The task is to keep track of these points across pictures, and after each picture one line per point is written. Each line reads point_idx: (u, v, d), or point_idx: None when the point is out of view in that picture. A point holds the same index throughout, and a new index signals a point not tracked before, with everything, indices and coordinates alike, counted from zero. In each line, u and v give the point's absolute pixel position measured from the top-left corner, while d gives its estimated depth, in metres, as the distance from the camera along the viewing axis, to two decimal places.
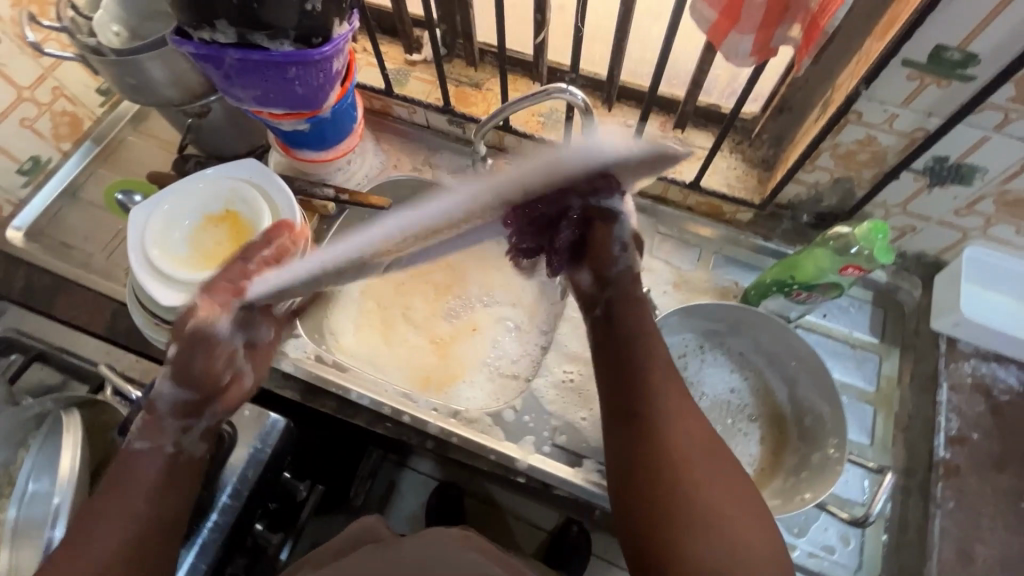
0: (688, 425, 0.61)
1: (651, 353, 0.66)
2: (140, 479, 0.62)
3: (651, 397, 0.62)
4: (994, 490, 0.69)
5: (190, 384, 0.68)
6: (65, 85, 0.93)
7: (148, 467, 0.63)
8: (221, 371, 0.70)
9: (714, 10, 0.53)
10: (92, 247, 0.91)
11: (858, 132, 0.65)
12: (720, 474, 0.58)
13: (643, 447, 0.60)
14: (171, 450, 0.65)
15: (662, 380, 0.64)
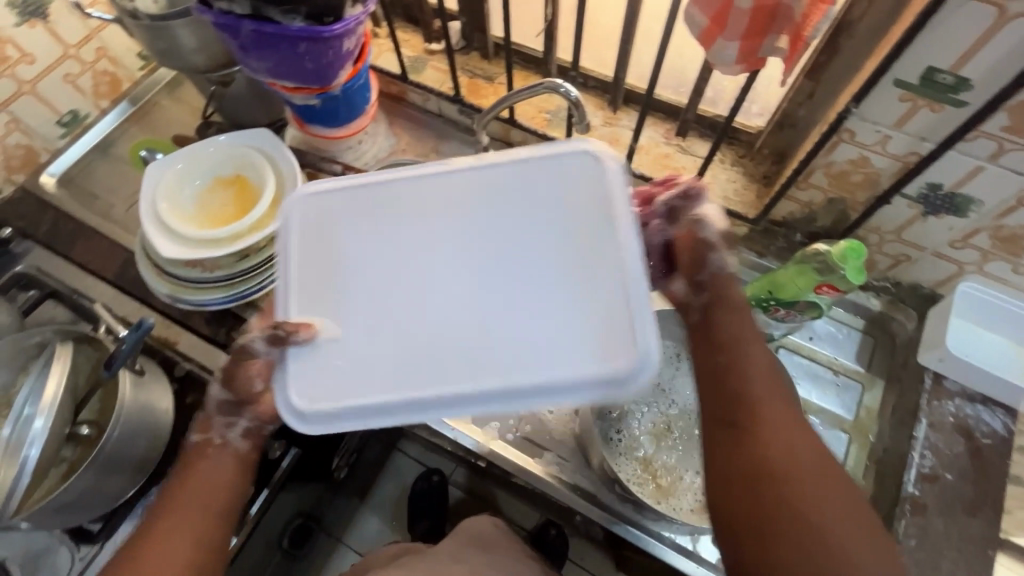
0: (792, 434, 0.45)
1: (746, 340, 0.49)
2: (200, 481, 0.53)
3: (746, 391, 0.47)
4: (960, 533, 0.67)
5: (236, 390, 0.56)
6: (109, 46, 0.99)
7: (201, 465, 0.54)
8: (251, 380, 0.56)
9: (705, 15, 0.53)
10: (114, 199, 0.97)
11: (852, 152, 0.64)
12: (837, 506, 0.42)
13: (738, 458, 0.45)
14: (219, 442, 0.56)
15: (756, 372, 0.48)
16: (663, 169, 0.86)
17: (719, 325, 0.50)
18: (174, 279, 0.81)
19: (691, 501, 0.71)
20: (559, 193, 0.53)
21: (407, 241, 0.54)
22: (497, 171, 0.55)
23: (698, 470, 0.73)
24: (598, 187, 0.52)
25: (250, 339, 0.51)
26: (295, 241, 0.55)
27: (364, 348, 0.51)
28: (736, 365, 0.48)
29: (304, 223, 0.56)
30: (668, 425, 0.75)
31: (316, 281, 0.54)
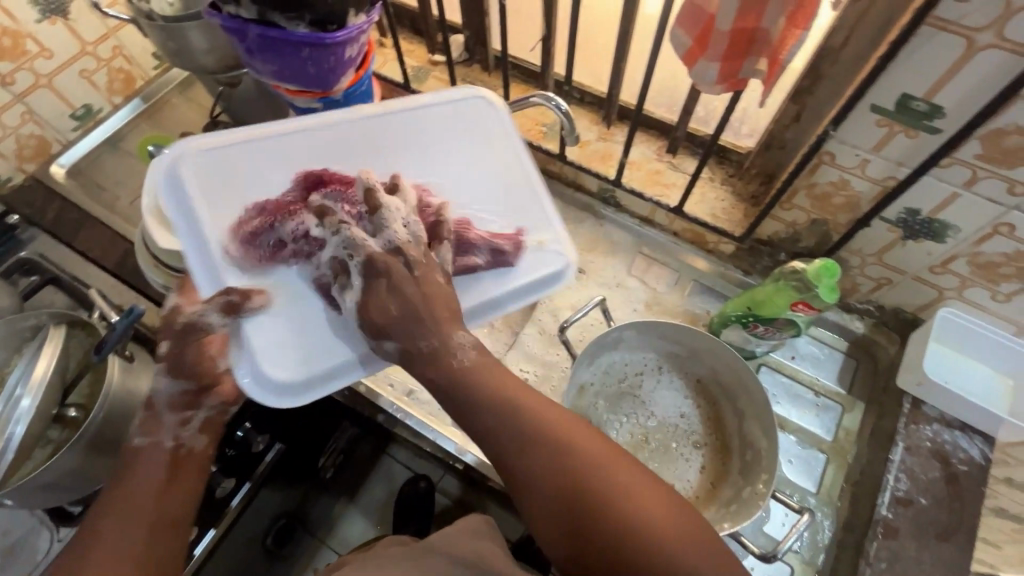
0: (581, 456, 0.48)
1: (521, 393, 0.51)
2: (145, 486, 0.53)
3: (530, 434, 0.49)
4: (933, 560, 0.66)
5: (187, 375, 0.55)
6: (125, 46, 1.03)
7: (149, 472, 0.54)
8: (213, 359, 0.56)
9: (688, 36, 0.56)
10: (120, 192, 1.00)
11: (832, 174, 0.66)
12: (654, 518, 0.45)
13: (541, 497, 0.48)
14: (172, 445, 0.56)
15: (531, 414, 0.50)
16: (652, 185, 0.88)
17: (467, 387, 0.51)
18: (170, 271, 0.84)
19: None
20: (462, 137, 0.66)
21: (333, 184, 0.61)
22: (405, 121, 0.64)
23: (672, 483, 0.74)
24: (489, 135, 0.67)
25: (204, 312, 0.54)
26: (206, 202, 0.57)
27: (315, 290, 0.57)
28: (512, 412, 0.50)
29: (205, 179, 0.58)
30: (645, 437, 0.77)
31: (243, 238, 0.56)
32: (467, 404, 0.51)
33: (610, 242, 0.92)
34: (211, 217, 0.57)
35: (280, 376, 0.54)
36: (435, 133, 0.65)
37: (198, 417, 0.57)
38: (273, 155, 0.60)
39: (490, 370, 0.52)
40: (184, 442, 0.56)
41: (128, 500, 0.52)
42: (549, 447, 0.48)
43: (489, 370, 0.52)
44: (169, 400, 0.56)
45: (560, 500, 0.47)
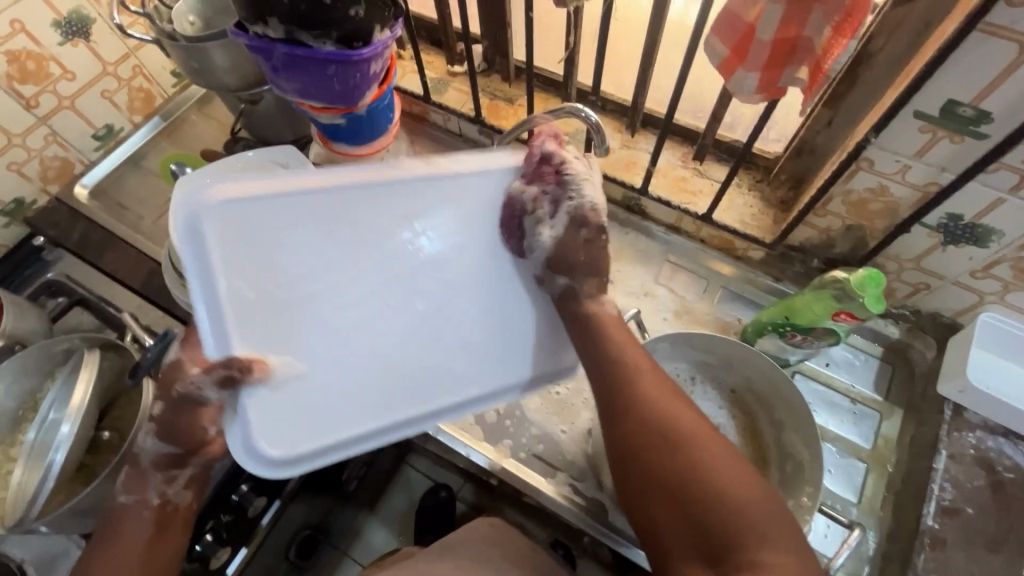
0: (674, 405, 0.53)
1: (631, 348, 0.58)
2: (130, 541, 0.55)
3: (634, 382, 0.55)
4: (983, 572, 0.64)
5: (178, 440, 0.56)
6: (145, 65, 1.03)
7: (136, 528, 0.56)
8: (203, 427, 0.56)
9: (726, 45, 0.55)
10: (143, 211, 1.00)
11: (871, 180, 0.65)
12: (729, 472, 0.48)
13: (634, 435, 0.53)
14: (157, 501, 0.57)
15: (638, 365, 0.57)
16: (679, 192, 0.87)
17: (593, 328, 0.59)
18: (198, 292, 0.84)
19: None
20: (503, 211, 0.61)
21: (355, 254, 0.56)
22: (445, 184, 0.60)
23: None
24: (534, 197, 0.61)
25: (199, 384, 0.50)
26: (221, 251, 0.51)
27: (325, 364, 0.54)
28: (620, 363, 0.57)
29: (224, 231, 0.51)
30: None
31: (253, 300, 0.51)
32: (586, 346, 0.59)
33: (637, 251, 0.91)
34: (225, 278, 0.50)
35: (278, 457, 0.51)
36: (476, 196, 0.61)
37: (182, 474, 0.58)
38: (303, 211, 0.54)
39: (612, 325, 0.60)
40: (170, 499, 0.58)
41: (107, 548, 0.55)
42: (643, 392, 0.54)
43: (613, 325, 0.60)
44: (152, 460, 0.57)
45: (650, 439, 0.52)
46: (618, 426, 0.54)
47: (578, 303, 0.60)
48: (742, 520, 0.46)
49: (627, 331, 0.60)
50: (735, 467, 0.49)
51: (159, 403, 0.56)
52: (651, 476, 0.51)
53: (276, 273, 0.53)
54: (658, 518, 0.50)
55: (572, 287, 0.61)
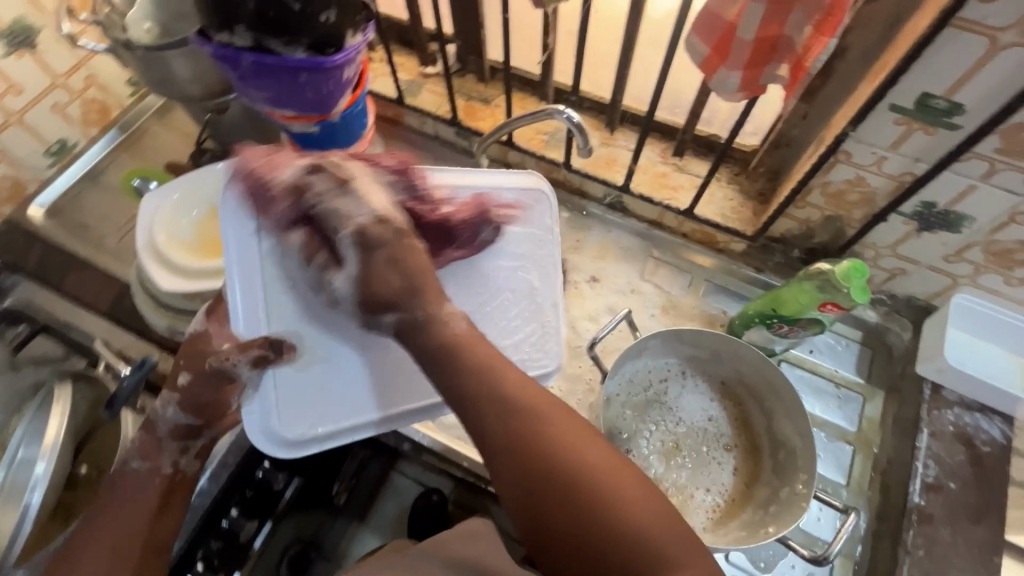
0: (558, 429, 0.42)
1: (495, 368, 0.45)
2: (140, 505, 0.59)
3: (505, 410, 0.43)
4: (966, 543, 0.67)
5: (198, 412, 0.60)
6: (97, 75, 0.98)
7: (147, 494, 0.59)
8: (228, 402, 0.61)
9: (706, 44, 0.55)
10: (106, 230, 0.95)
11: (849, 172, 0.66)
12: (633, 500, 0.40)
13: (517, 479, 0.41)
14: (169, 471, 0.61)
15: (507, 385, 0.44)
16: (660, 189, 0.88)
17: (450, 351, 0.46)
18: (167, 311, 0.81)
19: (702, 519, 0.71)
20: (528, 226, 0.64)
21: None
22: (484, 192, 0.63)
23: (708, 487, 0.74)
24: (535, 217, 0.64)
25: (233, 362, 0.55)
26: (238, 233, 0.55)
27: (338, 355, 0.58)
28: (487, 390, 0.44)
29: (243, 222, 0.55)
30: (676, 443, 0.76)
31: (272, 286, 0.56)
32: (445, 373, 0.46)
33: (621, 248, 0.91)
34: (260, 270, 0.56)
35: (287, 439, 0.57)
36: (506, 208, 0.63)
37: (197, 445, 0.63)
38: None
39: (468, 344, 0.46)
40: (179, 470, 0.62)
41: (119, 502, 0.59)
42: (524, 420, 0.42)
43: (471, 344, 0.46)
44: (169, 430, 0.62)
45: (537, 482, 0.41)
46: (501, 470, 0.42)
47: (425, 331, 0.47)
48: (655, 555, 0.39)
49: (486, 341, 0.47)
50: (640, 492, 0.41)
51: (184, 374, 0.60)
52: (547, 524, 0.41)
53: (272, 272, 0.56)
54: (565, 571, 0.41)
55: (405, 320, 0.48)
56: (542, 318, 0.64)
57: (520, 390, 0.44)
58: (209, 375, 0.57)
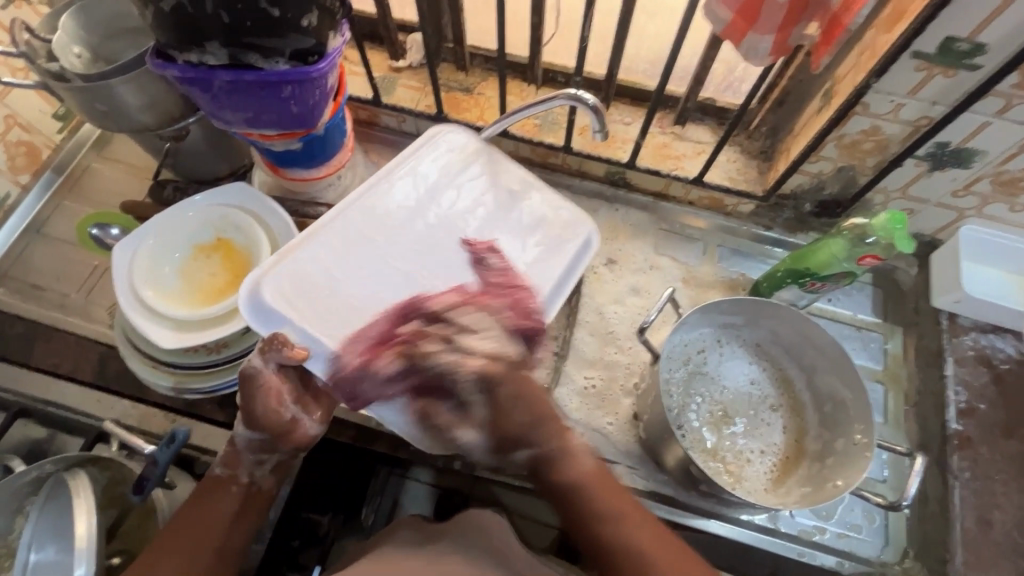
0: (667, 560, 0.54)
1: (613, 518, 0.56)
2: (217, 514, 0.58)
3: (620, 549, 0.55)
4: (1003, 457, 0.72)
5: (261, 425, 0.58)
6: (18, 113, 0.85)
7: (226, 502, 0.59)
8: (282, 412, 0.59)
9: (731, 10, 0.53)
10: (66, 287, 0.84)
11: (865, 122, 0.67)
12: None
13: None
14: (246, 481, 0.60)
15: (626, 525, 0.56)
16: (665, 160, 0.86)
17: (580, 493, 0.57)
18: (176, 369, 0.71)
19: (764, 482, 0.72)
20: (456, 161, 0.71)
21: (393, 240, 0.65)
22: (413, 168, 0.69)
23: (763, 449, 0.74)
24: (455, 153, 0.71)
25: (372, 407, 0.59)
26: (284, 303, 0.58)
27: None
28: (603, 529, 0.55)
29: (275, 292, 0.58)
30: (724, 411, 0.76)
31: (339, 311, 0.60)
32: (574, 513, 0.57)
33: (632, 225, 0.89)
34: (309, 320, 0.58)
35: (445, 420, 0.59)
36: (439, 152, 0.70)
37: (274, 458, 0.61)
38: (338, 240, 0.63)
39: (597, 481, 0.57)
40: (257, 481, 0.61)
41: (206, 500, 0.58)
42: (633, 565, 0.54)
43: (597, 482, 0.57)
44: (249, 446, 0.59)
45: None
46: None
47: (554, 464, 0.58)
48: None
49: (610, 479, 0.58)
50: None
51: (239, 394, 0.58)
52: None
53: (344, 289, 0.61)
54: None
55: (539, 455, 0.58)
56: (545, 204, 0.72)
57: (631, 526, 0.56)
58: (252, 389, 0.56)
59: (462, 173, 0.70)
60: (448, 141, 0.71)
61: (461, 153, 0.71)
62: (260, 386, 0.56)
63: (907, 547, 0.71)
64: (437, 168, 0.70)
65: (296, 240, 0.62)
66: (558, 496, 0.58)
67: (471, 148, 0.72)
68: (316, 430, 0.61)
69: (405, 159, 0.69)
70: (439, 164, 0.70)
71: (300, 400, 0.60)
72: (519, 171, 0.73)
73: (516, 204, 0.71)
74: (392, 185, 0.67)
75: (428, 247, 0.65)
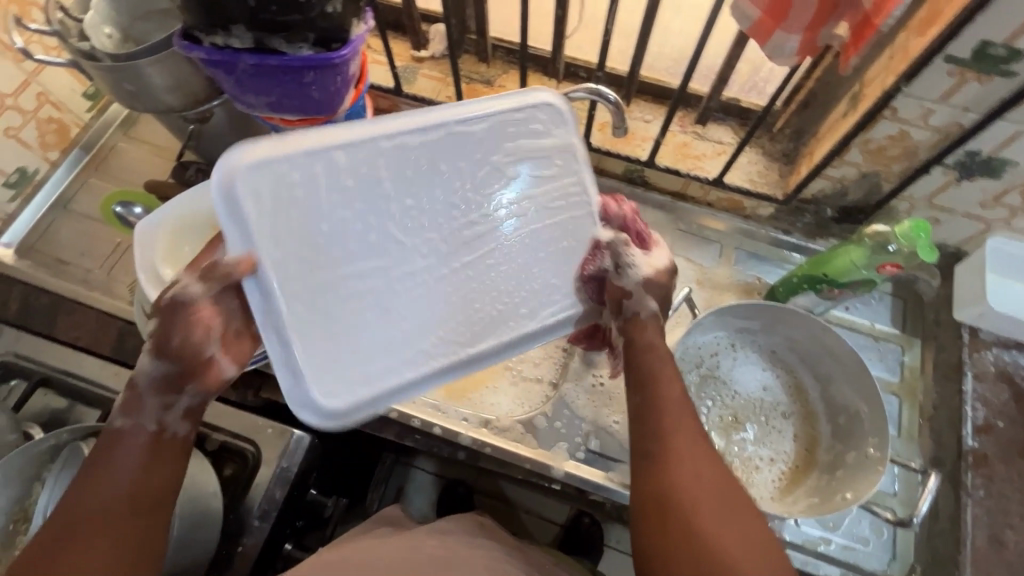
0: (696, 447, 0.53)
1: (666, 382, 0.57)
2: (122, 466, 0.48)
3: (660, 415, 0.55)
4: (1020, 477, 0.70)
5: (169, 356, 0.50)
6: (49, 90, 0.86)
7: (133, 452, 0.49)
8: (198, 343, 0.51)
9: (758, 9, 0.52)
10: (89, 263, 0.86)
11: (892, 127, 0.65)
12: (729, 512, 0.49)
13: (653, 468, 0.53)
14: (155, 428, 0.50)
15: (675, 405, 0.55)
16: (684, 159, 0.85)
17: (643, 357, 0.58)
18: None
19: (771, 490, 0.71)
20: (533, 139, 0.59)
21: (395, 197, 0.55)
22: (474, 121, 0.57)
23: (772, 457, 0.74)
24: (539, 129, 0.60)
25: (422, 295, 0.57)
26: (252, 204, 0.49)
27: (394, 319, 0.56)
28: (655, 389, 0.57)
29: (253, 190, 0.49)
30: (735, 416, 0.75)
31: (298, 253, 0.51)
32: (634, 370, 0.58)
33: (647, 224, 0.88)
34: (265, 239, 0.50)
35: (332, 410, 0.53)
36: (524, 121, 0.59)
37: (183, 404, 0.51)
38: (344, 170, 0.52)
39: (660, 357, 0.58)
40: (170, 426, 0.51)
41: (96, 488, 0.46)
42: (666, 436, 0.54)
43: (660, 358, 0.58)
44: (152, 384, 0.51)
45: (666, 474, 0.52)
46: (646, 451, 0.54)
47: (638, 331, 0.60)
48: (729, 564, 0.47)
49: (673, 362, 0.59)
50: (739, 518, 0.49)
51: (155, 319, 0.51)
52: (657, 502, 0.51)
53: (313, 228, 0.52)
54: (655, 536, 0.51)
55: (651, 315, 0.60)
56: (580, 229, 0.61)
57: (675, 409, 0.55)
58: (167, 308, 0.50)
59: (533, 158, 0.60)
60: (541, 115, 0.60)
61: (551, 135, 0.60)
62: (187, 309, 0.50)
63: (914, 563, 0.70)
64: (506, 140, 0.58)
65: (306, 133, 0.51)
66: (635, 420, 0.57)
67: (562, 137, 0.61)
68: (231, 373, 0.53)
69: (481, 109, 0.57)
70: (514, 137, 0.59)
71: (223, 339, 0.52)
72: (592, 185, 0.62)
73: (557, 221, 0.61)
74: (436, 132, 0.56)
75: (418, 212, 0.56)
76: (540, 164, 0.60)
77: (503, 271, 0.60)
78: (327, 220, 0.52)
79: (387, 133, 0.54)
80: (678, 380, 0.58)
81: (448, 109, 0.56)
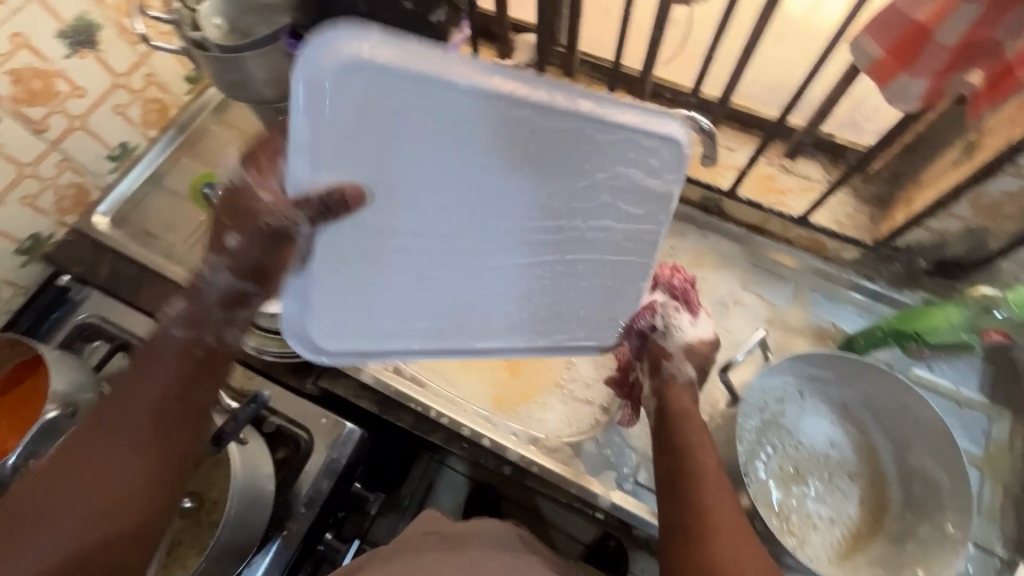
0: (730, 523, 0.53)
1: (699, 454, 0.59)
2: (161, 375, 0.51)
3: (692, 489, 0.56)
4: None
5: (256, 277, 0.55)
6: (158, 73, 0.89)
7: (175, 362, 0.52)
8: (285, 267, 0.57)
9: (882, 47, 0.49)
10: (175, 238, 0.91)
11: (1011, 183, 0.61)
12: None
13: (682, 541, 0.53)
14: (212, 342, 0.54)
15: (708, 480, 0.56)
16: (768, 192, 0.82)
17: (675, 430, 0.61)
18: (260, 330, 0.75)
19: (828, 553, 0.67)
20: (631, 172, 0.60)
21: (460, 177, 0.57)
22: (586, 130, 0.56)
23: (833, 518, 0.70)
24: (645, 165, 0.59)
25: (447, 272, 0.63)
26: (330, 107, 0.50)
27: (416, 286, 0.63)
28: (685, 462, 0.58)
29: (339, 93, 0.49)
30: (796, 469, 0.71)
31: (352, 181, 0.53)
32: (665, 443, 0.61)
33: (721, 255, 0.84)
34: (327, 143, 0.51)
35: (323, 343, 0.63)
36: (638, 150, 0.58)
37: (244, 316, 0.56)
38: (429, 122, 0.53)
39: (691, 428, 0.61)
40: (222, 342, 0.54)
41: (95, 443, 0.49)
42: (695, 510, 0.54)
43: (692, 428, 0.61)
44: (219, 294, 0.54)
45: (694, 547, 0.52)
46: (676, 524, 0.54)
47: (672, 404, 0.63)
48: None
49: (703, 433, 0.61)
50: None
51: (235, 235, 0.53)
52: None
53: (370, 163, 0.53)
54: None
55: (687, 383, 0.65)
56: (619, 274, 0.67)
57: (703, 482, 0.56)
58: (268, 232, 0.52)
59: (623, 190, 0.61)
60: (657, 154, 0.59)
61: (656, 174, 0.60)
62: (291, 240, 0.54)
63: None
64: (606, 158, 0.58)
65: (424, 54, 0.49)
66: (665, 494, 0.58)
67: (665, 182, 0.61)
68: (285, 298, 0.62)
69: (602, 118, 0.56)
70: (615, 160, 0.58)
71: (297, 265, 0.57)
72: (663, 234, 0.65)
73: (607, 258, 0.65)
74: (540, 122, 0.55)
75: (474, 192, 0.58)
76: (624, 198, 0.61)
77: (527, 271, 0.65)
78: (387, 164, 0.54)
79: (499, 100, 0.52)
80: (713, 452, 0.59)
81: (568, 95, 0.54)
